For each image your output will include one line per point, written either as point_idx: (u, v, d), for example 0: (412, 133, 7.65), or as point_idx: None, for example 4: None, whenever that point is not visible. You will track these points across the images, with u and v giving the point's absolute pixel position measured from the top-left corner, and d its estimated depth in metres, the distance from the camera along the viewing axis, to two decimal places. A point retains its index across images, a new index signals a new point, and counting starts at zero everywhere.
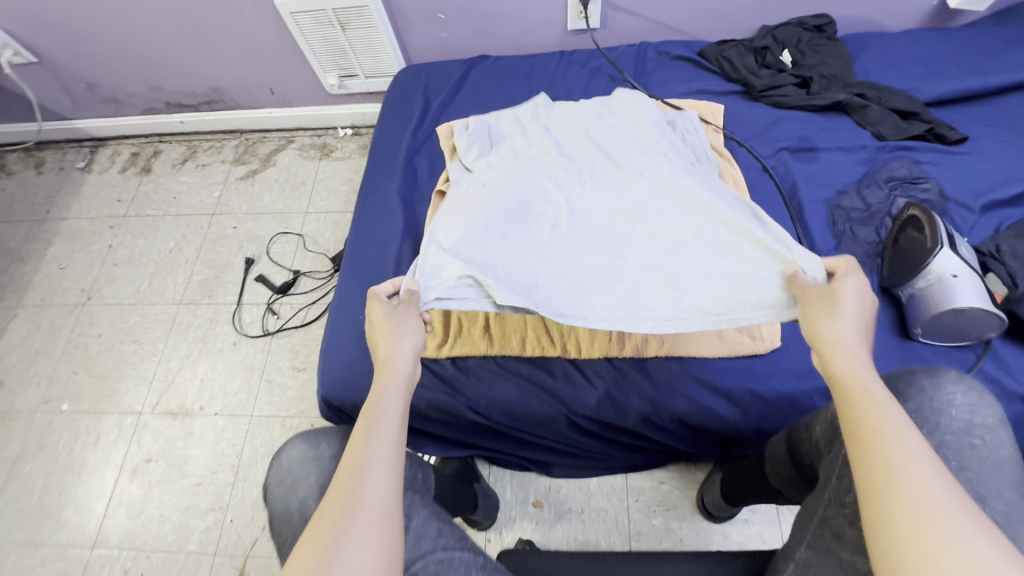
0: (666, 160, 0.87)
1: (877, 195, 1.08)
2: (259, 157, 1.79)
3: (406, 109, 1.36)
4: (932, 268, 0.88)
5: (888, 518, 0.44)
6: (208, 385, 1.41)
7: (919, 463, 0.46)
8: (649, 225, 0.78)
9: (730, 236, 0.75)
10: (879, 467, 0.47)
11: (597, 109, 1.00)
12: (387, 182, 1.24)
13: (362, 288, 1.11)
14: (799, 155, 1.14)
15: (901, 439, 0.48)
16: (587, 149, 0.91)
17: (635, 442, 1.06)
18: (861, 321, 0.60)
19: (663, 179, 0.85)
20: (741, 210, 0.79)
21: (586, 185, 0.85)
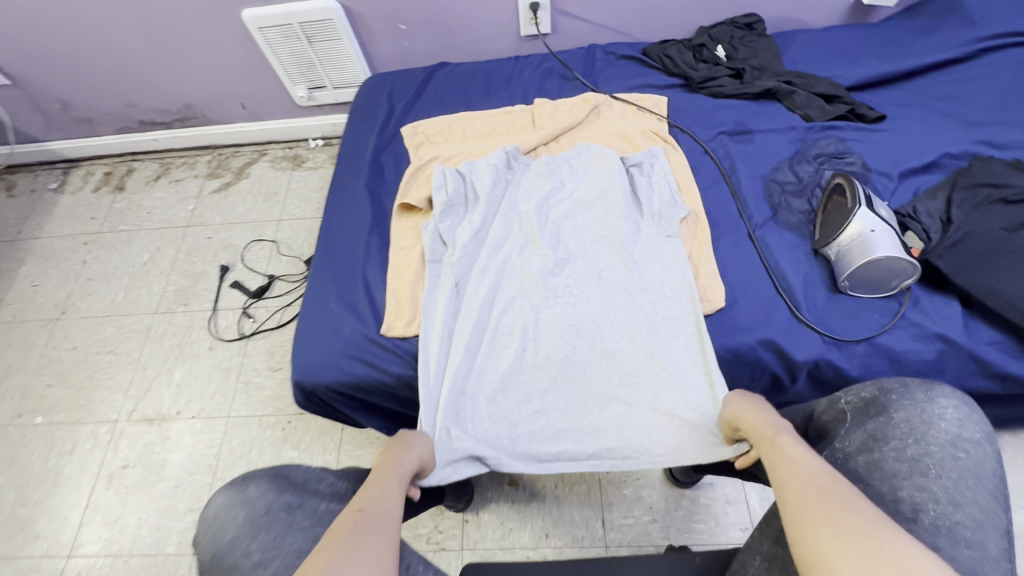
0: (630, 280, 1.02)
1: (808, 169, 1.18)
2: (232, 171, 1.84)
3: (373, 113, 1.43)
4: (853, 227, 0.97)
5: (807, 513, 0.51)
6: (185, 390, 1.43)
7: (820, 470, 0.56)
8: (608, 357, 0.95)
9: (676, 360, 0.94)
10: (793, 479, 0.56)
11: (569, 211, 1.12)
12: (355, 180, 1.30)
13: (333, 276, 1.15)
14: (737, 138, 1.24)
15: (802, 456, 0.59)
16: (552, 265, 1.05)
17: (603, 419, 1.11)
18: (768, 409, 0.77)
19: (622, 296, 1.00)
20: (686, 326, 0.97)
21: (552, 309, 1.00)
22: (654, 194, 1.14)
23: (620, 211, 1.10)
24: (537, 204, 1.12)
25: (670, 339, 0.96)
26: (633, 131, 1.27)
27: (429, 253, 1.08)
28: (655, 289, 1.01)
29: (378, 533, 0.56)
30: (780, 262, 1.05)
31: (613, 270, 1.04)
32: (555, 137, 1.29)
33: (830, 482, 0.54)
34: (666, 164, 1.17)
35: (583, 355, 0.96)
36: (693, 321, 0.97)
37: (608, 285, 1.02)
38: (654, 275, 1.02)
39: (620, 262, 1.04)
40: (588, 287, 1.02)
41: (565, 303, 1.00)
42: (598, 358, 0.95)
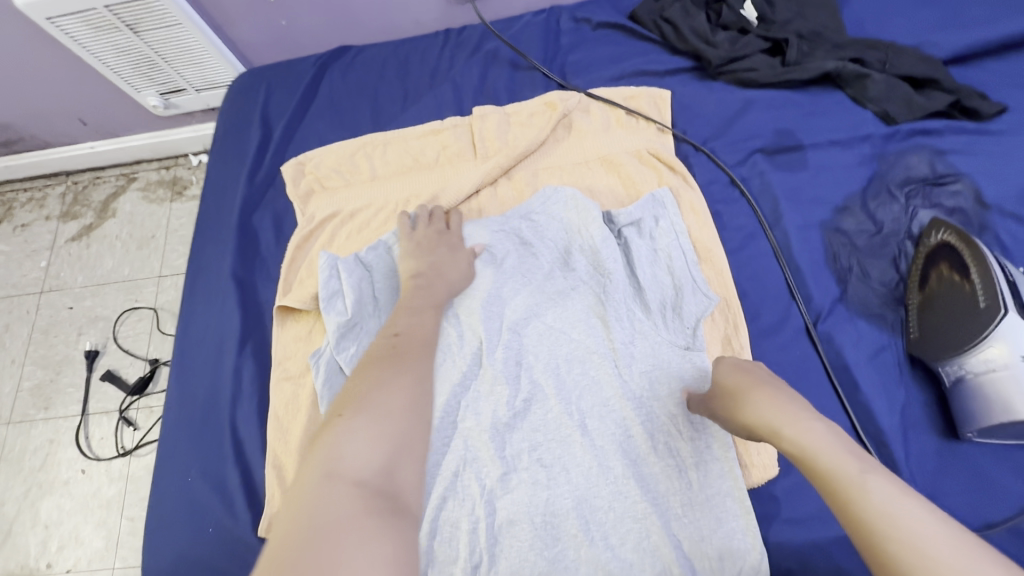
0: (632, 432, 0.68)
1: (891, 208, 0.77)
2: (93, 207, 1.38)
3: (241, 140, 0.97)
4: (993, 347, 0.61)
5: (877, 547, 0.41)
6: (56, 532, 1.10)
7: (915, 521, 0.41)
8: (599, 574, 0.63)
9: (704, 568, 0.62)
10: (837, 483, 0.46)
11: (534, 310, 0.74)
12: (217, 258, 0.87)
13: (190, 428, 0.77)
14: (778, 160, 0.82)
15: (884, 502, 0.43)
16: (510, 417, 0.70)
17: None
18: (774, 387, 0.57)
19: (620, 466, 0.66)
20: (720, 510, 0.65)
21: (515, 496, 0.66)
22: (660, 269, 0.76)
23: (612, 312, 0.73)
24: (483, 308, 0.75)
25: (695, 532, 0.63)
26: (623, 155, 0.85)
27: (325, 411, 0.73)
28: (670, 452, 0.67)
29: (363, 404, 0.48)
30: (860, 381, 0.67)
31: (605, 418, 0.69)
32: (506, 171, 0.86)
33: (923, 526, 0.41)
34: (677, 216, 0.79)
35: (566, 568, 0.63)
36: (730, 499, 0.65)
37: (598, 444, 0.67)
38: (665, 420, 0.68)
39: (615, 402, 0.69)
40: (569, 449, 0.68)
41: (534, 484, 0.67)
42: (588, 572, 0.63)
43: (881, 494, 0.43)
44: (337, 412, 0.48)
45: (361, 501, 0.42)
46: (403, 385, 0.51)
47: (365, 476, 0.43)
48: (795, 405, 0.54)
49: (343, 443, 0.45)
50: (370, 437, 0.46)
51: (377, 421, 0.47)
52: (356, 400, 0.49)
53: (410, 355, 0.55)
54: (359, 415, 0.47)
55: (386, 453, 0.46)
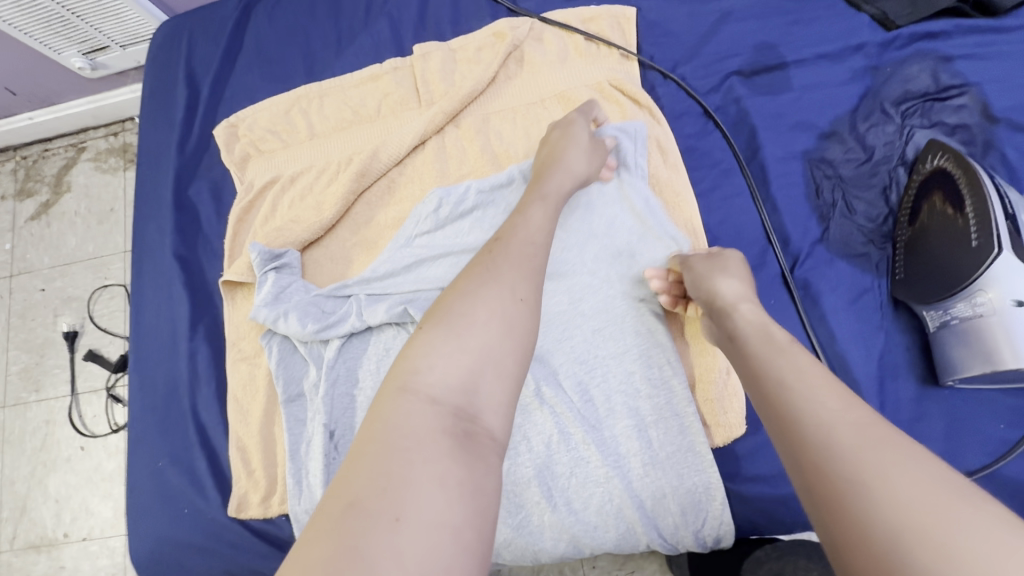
0: (590, 394, 0.65)
1: (884, 130, 0.68)
2: (48, 182, 1.32)
3: (167, 103, 0.88)
4: (987, 290, 0.55)
5: (772, 396, 0.43)
6: (67, 505, 1.14)
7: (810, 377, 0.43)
8: (558, 534, 0.63)
9: (667, 524, 0.62)
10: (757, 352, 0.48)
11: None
12: (158, 236, 0.82)
13: (154, 414, 0.77)
14: (757, 82, 0.72)
15: (795, 365, 0.45)
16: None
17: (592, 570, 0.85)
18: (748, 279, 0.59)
19: (578, 433, 0.64)
20: (684, 466, 0.62)
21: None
22: (611, 214, 0.70)
23: (562, 277, 0.68)
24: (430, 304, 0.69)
25: (658, 490, 0.62)
26: (581, 90, 0.75)
27: (282, 394, 0.71)
28: (627, 411, 0.64)
29: (486, 309, 0.46)
30: (835, 329, 0.63)
31: (559, 380, 0.65)
32: (454, 116, 0.78)
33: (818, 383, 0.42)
34: (626, 154, 0.71)
35: (531, 533, 0.63)
36: (693, 456, 0.62)
37: (556, 410, 0.65)
38: (618, 381, 0.64)
39: (569, 363, 0.66)
40: (526, 416, 0.66)
41: None
42: (553, 536, 0.63)
43: (786, 360, 0.45)
44: (450, 315, 0.46)
45: (435, 428, 0.41)
46: (491, 300, 0.47)
47: (442, 396, 0.42)
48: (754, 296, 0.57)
49: (423, 359, 0.44)
50: (447, 354, 0.44)
51: (490, 332, 0.46)
52: (445, 315, 0.46)
53: (507, 261, 0.51)
54: (463, 328, 0.45)
55: (464, 373, 0.44)
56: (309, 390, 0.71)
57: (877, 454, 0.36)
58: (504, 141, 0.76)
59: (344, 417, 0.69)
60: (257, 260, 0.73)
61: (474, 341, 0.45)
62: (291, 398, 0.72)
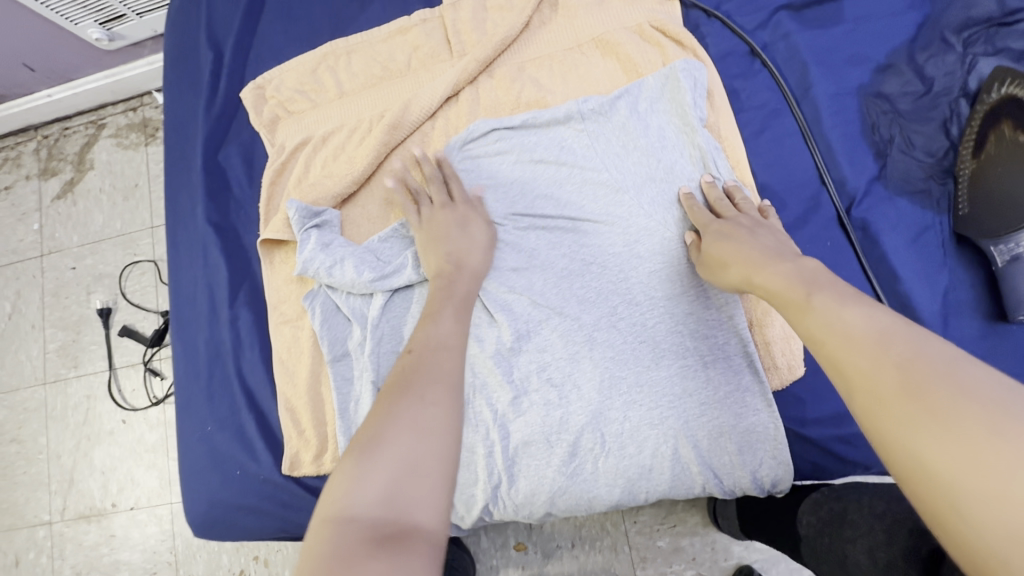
0: (643, 337, 0.64)
1: (944, 61, 0.65)
2: (70, 161, 1.32)
3: (191, 66, 0.86)
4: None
5: (823, 348, 0.42)
6: (112, 476, 1.17)
7: (862, 320, 0.41)
8: (612, 477, 0.63)
9: (723, 464, 0.62)
10: (795, 301, 0.47)
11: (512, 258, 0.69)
12: (192, 202, 0.82)
13: (201, 379, 0.77)
14: (806, 17, 0.69)
15: (837, 310, 0.43)
16: (513, 340, 0.67)
17: (653, 516, 0.95)
18: (765, 238, 0.58)
19: (630, 375, 0.63)
20: (741, 406, 0.61)
21: (528, 418, 0.65)
22: (669, 153, 0.68)
23: (617, 217, 0.68)
24: None
25: (715, 430, 0.61)
26: (620, 33, 0.72)
27: (328, 353, 0.71)
28: (682, 353, 0.63)
29: (434, 377, 0.50)
30: (898, 266, 0.61)
31: (611, 325, 0.65)
32: (488, 66, 0.75)
33: (867, 323, 0.41)
34: (687, 90, 0.68)
35: (586, 481, 0.64)
36: (751, 395, 0.62)
37: (606, 355, 0.64)
38: (671, 322, 0.64)
39: (622, 309, 0.65)
40: (579, 363, 0.65)
41: (546, 404, 0.65)
42: (608, 481, 0.63)
43: (826, 306, 0.44)
44: (400, 385, 0.48)
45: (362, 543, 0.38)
46: (418, 409, 0.46)
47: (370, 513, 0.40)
48: (776, 250, 0.55)
49: (353, 483, 0.41)
50: (370, 474, 0.42)
51: (427, 390, 0.48)
52: (371, 438, 0.44)
53: (421, 376, 0.49)
54: (411, 390, 0.48)
55: (385, 485, 0.41)
56: (355, 349, 0.71)
57: (938, 378, 0.35)
58: (542, 90, 0.73)
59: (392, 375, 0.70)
60: (292, 215, 0.73)
61: (430, 408, 0.47)
62: (338, 358, 0.72)
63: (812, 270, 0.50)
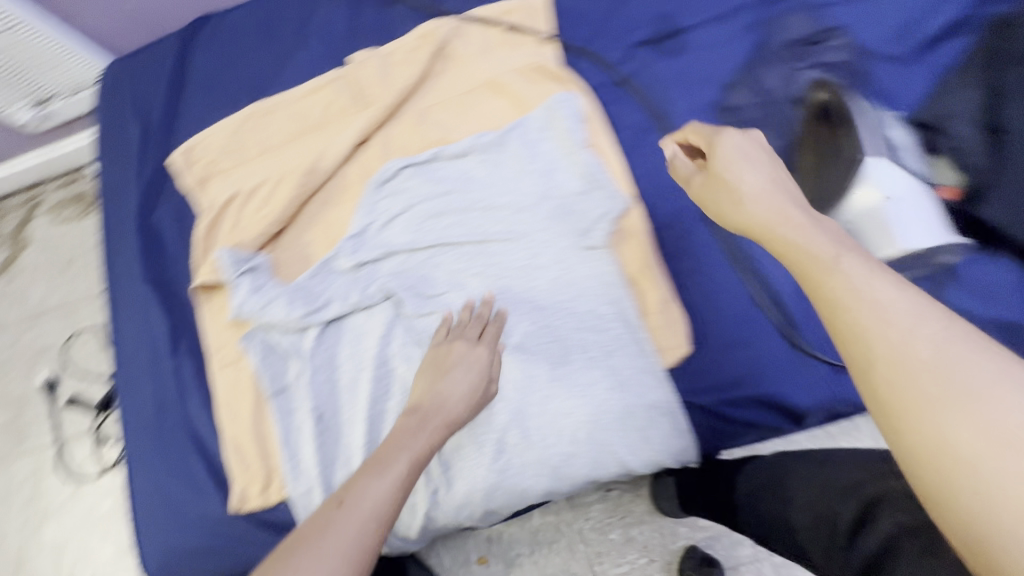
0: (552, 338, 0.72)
1: (775, 75, 0.78)
2: (7, 240, 1.33)
3: (121, 137, 0.92)
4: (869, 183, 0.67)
5: (843, 324, 0.35)
6: (65, 552, 1.14)
7: (893, 299, 0.34)
8: (538, 468, 0.69)
9: (634, 441, 0.68)
10: (815, 258, 0.39)
11: (429, 284, 0.77)
12: (128, 263, 0.86)
13: (146, 430, 0.80)
14: (660, 49, 0.81)
15: (855, 275, 0.36)
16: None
17: (603, 510, 1.01)
18: (781, 170, 0.50)
19: (543, 371, 0.70)
20: (642, 387, 0.69)
21: None
22: (558, 175, 0.78)
23: (519, 235, 0.77)
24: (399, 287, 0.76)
25: (622, 410, 0.68)
26: (506, 75, 0.83)
27: (267, 388, 0.76)
28: (587, 347, 0.71)
29: (335, 538, 0.49)
30: (756, 250, 0.71)
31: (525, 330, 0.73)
32: (395, 114, 0.84)
33: (891, 298, 0.34)
34: (566, 120, 0.78)
35: (515, 474, 0.69)
36: (649, 376, 0.69)
37: (521, 357, 0.72)
38: (575, 321, 0.72)
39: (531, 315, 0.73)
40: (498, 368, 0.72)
41: None
42: (535, 472, 0.69)
43: (855, 272, 0.36)
44: (303, 540, 0.49)
45: None
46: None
47: None
48: (788, 190, 0.47)
49: None
50: None
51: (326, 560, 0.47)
52: None
53: (329, 537, 0.49)
54: (310, 556, 0.47)
55: None
56: (293, 381, 0.76)
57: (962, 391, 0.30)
58: (444, 130, 0.83)
59: (329, 400, 0.75)
60: (224, 263, 0.78)
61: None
62: (278, 391, 0.76)
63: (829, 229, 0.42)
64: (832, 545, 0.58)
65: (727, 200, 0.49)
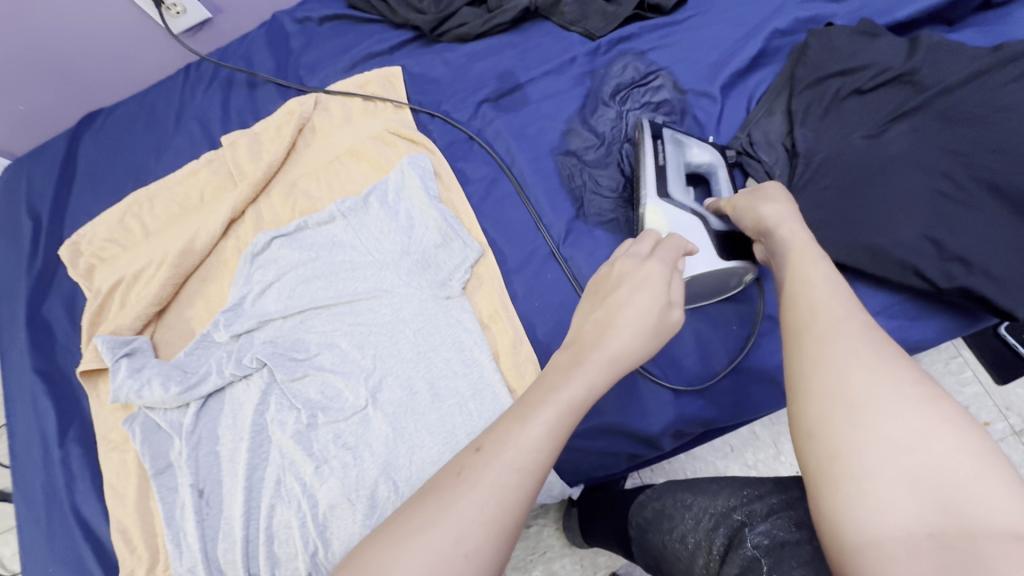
0: (416, 389, 0.75)
1: (607, 118, 0.84)
2: None
3: (12, 236, 0.96)
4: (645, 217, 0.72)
5: (793, 321, 0.48)
6: None
7: (832, 312, 0.47)
8: None
9: None
10: (799, 270, 0.52)
11: (301, 348, 0.80)
12: (17, 360, 0.88)
13: (38, 523, 0.81)
14: (504, 103, 0.87)
15: (817, 287, 0.49)
16: (309, 418, 0.76)
17: (524, 547, 1.01)
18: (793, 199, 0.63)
19: (408, 422, 0.73)
20: None
21: (330, 483, 0.73)
22: (417, 230, 0.82)
23: (383, 292, 0.80)
24: (264, 356, 0.79)
25: None
26: (365, 141, 0.88)
27: (150, 469, 0.77)
28: (449, 394, 0.74)
29: (471, 516, 0.37)
30: None
31: (390, 383, 0.76)
32: (266, 188, 0.89)
33: (831, 311, 0.47)
34: (417, 179, 0.83)
35: None
36: None
37: (388, 411, 0.74)
38: (437, 369, 0.75)
39: (396, 368, 0.76)
40: (368, 423, 0.75)
41: (344, 466, 0.73)
42: None
43: (817, 289, 0.49)
44: (440, 490, 0.39)
45: None
46: (439, 557, 0.36)
47: None
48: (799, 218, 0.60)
49: None
50: None
51: (463, 540, 0.36)
52: None
53: (458, 513, 0.37)
54: (450, 522, 0.37)
55: None
56: (177, 457, 0.78)
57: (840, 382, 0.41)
58: (312, 199, 0.88)
59: (211, 472, 0.76)
60: (102, 350, 0.81)
61: (450, 557, 0.36)
62: (161, 469, 0.78)
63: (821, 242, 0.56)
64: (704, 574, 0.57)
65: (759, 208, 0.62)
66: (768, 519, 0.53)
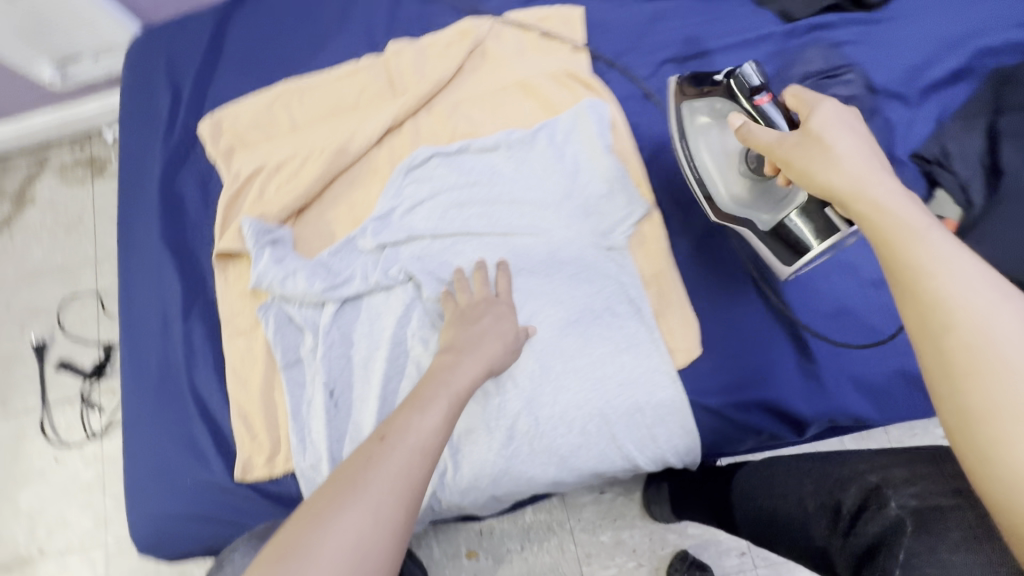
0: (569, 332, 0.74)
1: None
2: (9, 197, 1.30)
3: (148, 103, 0.92)
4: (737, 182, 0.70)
5: (925, 315, 0.40)
6: (41, 520, 1.11)
7: (985, 302, 0.39)
8: (545, 456, 0.71)
9: (640, 437, 0.71)
10: (902, 240, 0.44)
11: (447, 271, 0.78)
12: (145, 229, 0.86)
13: (150, 394, 0.79)
14: (688, 66, 0.86)
15: (960, 268, 0.41)
16: None
17: (598, 510, 1.03)
18: (862, 149, 0.52)
19: (556, 362, 0.72)
20: (651, 384, 0.71)
21: (470, 408, 0.72)
22: (583, 176, 0.81)
23: (542, 230, 0.79)
24: (417, 270, 0.77)
25: (634, 406, 0.71)
26: (538, 77, 0.86)
27: (281, 359, 0.76)
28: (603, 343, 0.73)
29: (390, 476, 0.48)
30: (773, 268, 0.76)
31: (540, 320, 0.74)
32: (427, 105, 0.87)
33: (983, 299, 0.39)
34: (594, 124, 0.81)
35: (523, 462, 0.71)
36: (660, 374, 0.72)
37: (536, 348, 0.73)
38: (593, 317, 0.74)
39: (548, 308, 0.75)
40: None
41: (486, 394, 0.72)
42: (543, 461, 0.71)
43: (951, 270, 0.41)
44: (354, 472, 0.47)
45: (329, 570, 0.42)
46: (368, 509, 0.45)
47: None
48: (882, 171, 0.50)
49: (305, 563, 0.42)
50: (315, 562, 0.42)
51: (389, 491, 0.47)
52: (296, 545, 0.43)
53: (379, 476, 0.47)
54: (370, 487, 0.46)
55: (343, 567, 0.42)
56: (307, 354, 0.77)
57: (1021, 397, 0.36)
58: (474, 124, 0.85)
59: (344, 376, 0.75)
60: (247, 233, 0.79)
61: (384, 507, 0.46)
62: (291, 363, 0.77)
63: (914, 201, 0.47)
64: (832, 536, 0.56)
65: (820, 161, 0.52)
66: (914, 482, 0.53)
